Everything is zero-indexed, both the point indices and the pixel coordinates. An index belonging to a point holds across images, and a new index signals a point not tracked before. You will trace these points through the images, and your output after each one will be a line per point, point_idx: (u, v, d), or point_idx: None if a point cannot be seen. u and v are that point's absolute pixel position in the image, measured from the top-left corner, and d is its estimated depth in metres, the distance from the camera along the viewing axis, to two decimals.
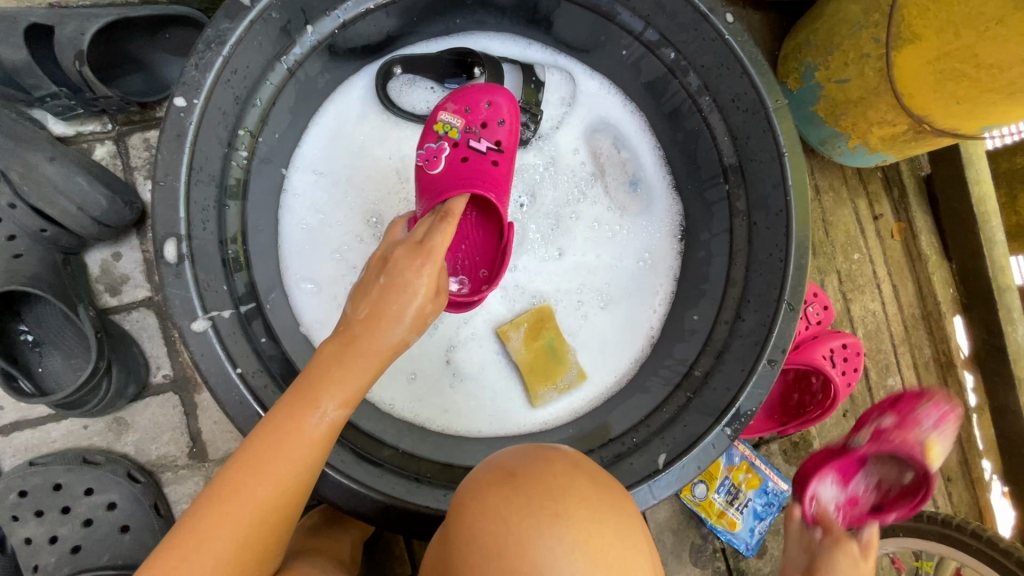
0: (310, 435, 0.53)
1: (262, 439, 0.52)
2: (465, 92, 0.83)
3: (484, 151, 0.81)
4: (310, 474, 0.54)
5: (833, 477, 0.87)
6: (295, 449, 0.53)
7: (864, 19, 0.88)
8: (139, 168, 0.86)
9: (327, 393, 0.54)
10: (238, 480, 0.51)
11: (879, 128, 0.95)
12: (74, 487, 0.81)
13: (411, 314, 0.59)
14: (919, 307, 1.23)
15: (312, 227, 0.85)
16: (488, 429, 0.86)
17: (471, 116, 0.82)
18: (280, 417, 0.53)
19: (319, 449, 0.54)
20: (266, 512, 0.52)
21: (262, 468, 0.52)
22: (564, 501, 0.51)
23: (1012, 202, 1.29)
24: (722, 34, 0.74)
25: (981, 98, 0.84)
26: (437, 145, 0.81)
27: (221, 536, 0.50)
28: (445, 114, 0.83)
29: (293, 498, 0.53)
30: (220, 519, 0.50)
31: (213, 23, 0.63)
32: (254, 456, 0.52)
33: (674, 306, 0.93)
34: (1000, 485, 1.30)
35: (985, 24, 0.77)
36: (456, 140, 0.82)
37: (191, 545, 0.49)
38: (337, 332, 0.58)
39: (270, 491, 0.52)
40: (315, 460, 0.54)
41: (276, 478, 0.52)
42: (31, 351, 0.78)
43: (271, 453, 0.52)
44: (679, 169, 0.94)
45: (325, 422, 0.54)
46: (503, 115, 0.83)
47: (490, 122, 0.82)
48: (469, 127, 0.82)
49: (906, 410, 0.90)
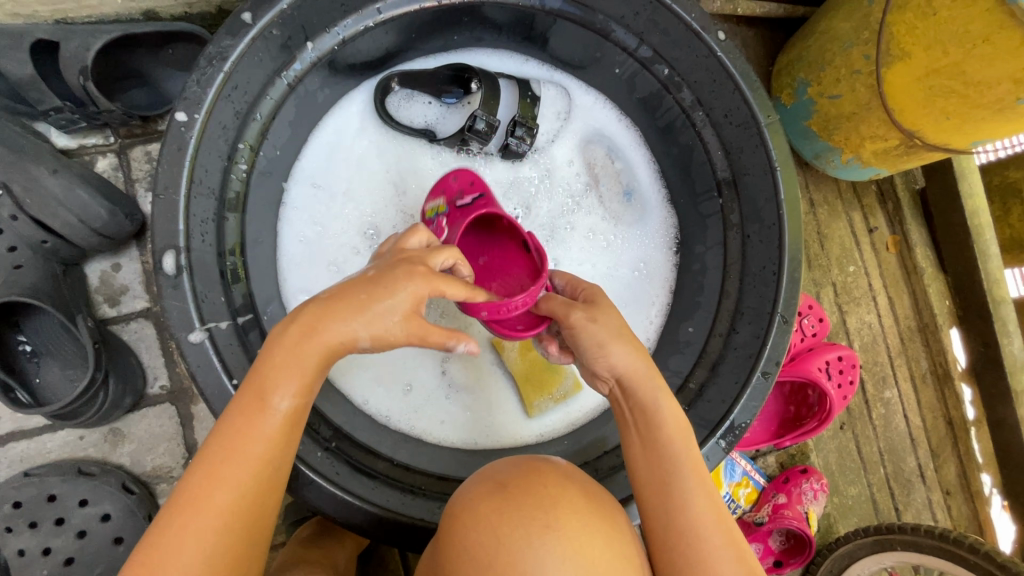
0: (263, 432, 0.51)
1: (215, 442, 0.50)
2: (439, 181, 0.86)
3: (472, 202, 0.80)
4: (271, 472, 0.51)
5: (757, 544, 1.05)
6: (257, 445, 0.51)
7: (855, 36, 0.90)
8: (140, 180, 0.88)
9: (280, 383, 0.51)
10: (195, 488, 0.49)
11: (871, 142, 0.97)
12: (69, 498, 0.80)
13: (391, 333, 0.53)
14: (914, 319, 1.24)
15: (310, 238, 0.86)
16: (484, 440, 0.86)
17: (448, 193, 0.83)
18: (232, 416, 0.51)
19: (276, 445, 0.52)
20: (230, 517, 0.49)
21: (217, 472, 0.49)
22: (557, 515, 0.51)
23: (1006, 215, 1.30)
24: (714, 51, 0.76)
25: (971, 114, 0.85)
26: (436, 221, 0.79)
27: (186, 547, 0.47)
28: (431, 203, 0.84)
29: (264, 500, 0.51)
30: (182, 529, 0.48)
31: (216, 40, 0.64)
32: (209, 459, 0.50)
33: (670, 318, 0.95)
34: (999, 499, 1.29)
35: (972, 41, 0.78)
36: (447, 211, 0.80)
37: (157, 556, 0.47)
38: (312, 320, 0.52)
39: (229, 495, 0.49)
40: (274, 456, 0.51)
41: (234, 481, 0.49)
42: (30, 361, 0.78)
43: (225, 455, 0.50)
44: (673, 182, 0.95)
45: (277, 416, 0.51)
46: (471, 176, 0.84)
47: (466, 187, 0.83)
48: (453, 199, 0.82)
49: (783, 480, 1.05)
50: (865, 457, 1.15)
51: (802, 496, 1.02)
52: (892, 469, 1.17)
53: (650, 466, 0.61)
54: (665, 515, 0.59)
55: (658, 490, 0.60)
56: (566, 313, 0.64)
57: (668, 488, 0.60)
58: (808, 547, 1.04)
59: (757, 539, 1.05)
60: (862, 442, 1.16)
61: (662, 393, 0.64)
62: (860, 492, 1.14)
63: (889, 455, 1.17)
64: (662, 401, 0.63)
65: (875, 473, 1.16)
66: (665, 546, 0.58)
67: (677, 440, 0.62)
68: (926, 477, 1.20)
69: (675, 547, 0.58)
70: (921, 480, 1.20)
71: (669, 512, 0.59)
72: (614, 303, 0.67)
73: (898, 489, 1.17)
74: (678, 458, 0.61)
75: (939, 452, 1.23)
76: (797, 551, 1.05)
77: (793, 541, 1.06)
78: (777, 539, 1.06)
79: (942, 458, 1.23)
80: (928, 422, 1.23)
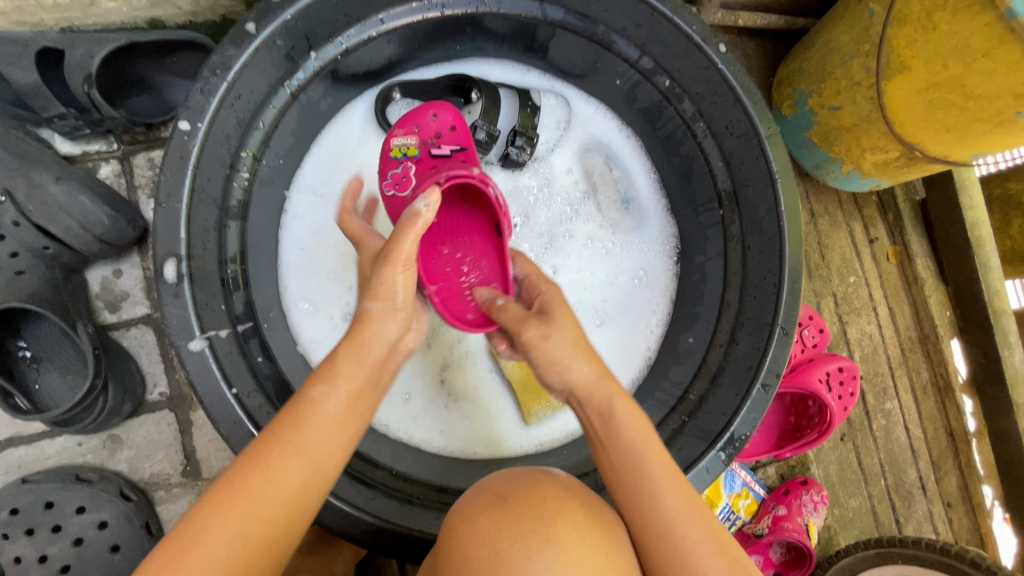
0: (315, 433, 0.54)
1: (268, 439, 0.53)
2: (408, 114, 0.84)
3: (447, 155, 0.82)
4: (320, 476, 0.53)
5: (758, 555, 1.06)
6: (306, 442, 0.53)
7: (855, 49, 0.90)
8: (143, 187, 0.88)
9: (337, 379, 0.56)
10: (243, 479, 0.50)
11: (871, 154, 0.97)
12: (66, 505, 0.80)
13: (385, 284, 0.60)
14: (915, 330, 1.23)
15: (311, 246, 0.86)
16: (483, 450, 0.86)
17: (423, 132, 0.83)
18: (289, 416, 0.54)
19: (326, 450, 0.54)
20: (271, 513, 0.50)
21: (267, 465, 0.51)
22: (555, 529, 0.50)
23: (1006, 227, 1.30)
24: (715, 64, 0.76)
25: (971, 127, 0.85)
26: (402, 169, 0.82)
27: (226, 536, 0.48)
28: (397, 138, 0.83)
29: (303, 502, 0.52)
30: (225, 517, 0.49)
31: (220, 49, 0.64)
32: (261, 453, 0.52)
33: (670, 327, 0.94)
34: (1001, 512, 1.28)
35: (972, 55, 0.78)
36: (417, 156, 0.82)
37: (195, 542, 0.47)
38: (348, 330, 0.60)
39: (276, 490, 0.51)
40: (324, 460, 0.54)
41: (282, 477, 0.51)
42: (30, 367, 0.78)
43: (277, 451, 0.52)
44: (673, 191, 0.95)
45: (331, 423, 0.55)
46: (451, 120, 0.84)
47: (442, 132, 0.84)
48: (426, 142, 0.83)
49: (782, 490, 1.05)
50: (865, 469, 1.15)
51: (801, 507, 1.01)
52: (893, 481, 1.17)
53: (619, 474, 0.59)
54: (642, 523, 0.57)
55: (634, 498, 0.58)
56: (520, 328, 0.63)
57: (643, 492, 0.58)
58: (809, 557, 1.04)
59: (758, 550, 1.05)
60: (862, 453, 1.15)
61: (617, 395, 0.62)
62: (860, 504, 1.14)
63: (890, 467, 1.17)
64: (617, 405, 0.61)
65: (876, 485, 1.15)
66: (648, 555, 0.56)
67: (642, 440, 0.60)
68: (927, 489, 1.20)
69: (658, 554, 0.56)
70: (923, 492, 1.19)
71: (647, 516, 0.57)
72: (569, 313, 0.66)
73: (899, 501, 1.16)
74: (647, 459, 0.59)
75: (940, 464, 1.22)
76: (799, 564, 1.05)
77: (794, 552, 1.05)
78: (779, 549, 1.06)
79: (943, 470, 1.22)
80: (929, 434, 1.22)
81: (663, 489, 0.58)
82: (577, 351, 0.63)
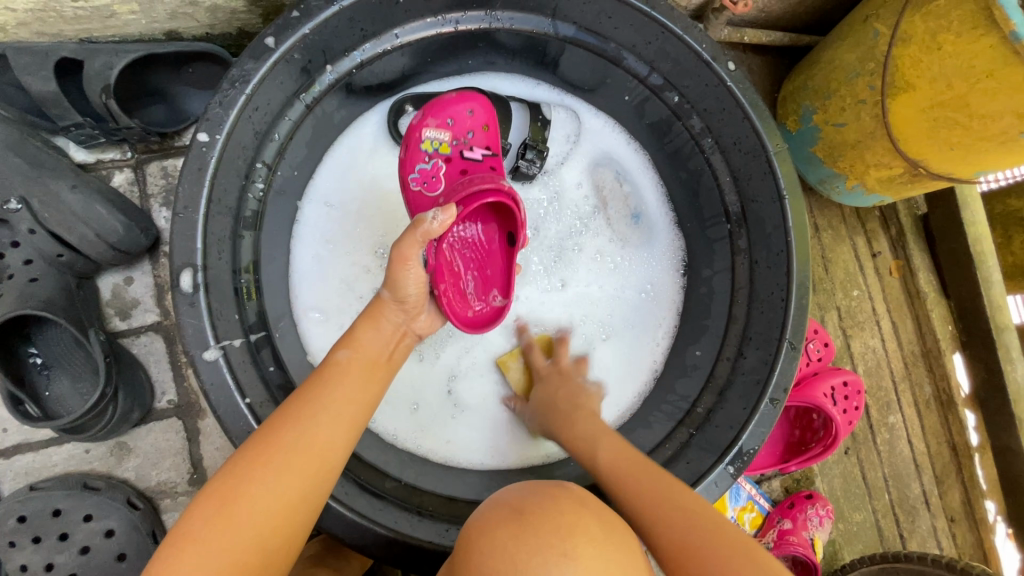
0: (339, 385, 0.60)
1: (298, 394, 0.59)
2: (441, 104, 0.83)
3: (479, 159, 0.84)
4: (347, 426, 0.58)
5: None
6: (333, 398, 0.59)
7: (860, 67, 0.92)
8: (155, 196, 0.89)
9: (356, 346, 0.64)
10: (274, 426, 0.56)
11: (876, 170, 0.98)
12: (73, 513, 0.80)
13: (395, 279, 0.66)
14: (918, 344, 1.24)
15: (322, 256, 0.87)
16: (489, 461, 0.86)
17: (457, 128, 0.83)
18: (314, 375, 0.61)
19: (348, 399, 0.60)
20: (301, 455, 0.55)
21: (294, 411, 0.57)
22: (572, 542, 0.51)
23: (1008, 242, 1.31)
24: (724, 81, 0.77)
25: (975, 146, 0.86)
26: (431, 165, 0.82)
27: (263, 475, 0.53)
28: (429, 130, 0.82)
29: (331, 449, 0.57)
30: (260, 459, 0.54)
31: (239, 63, 0.65)
32: (289, 405, 0.58)
33: (676, 340, 0.95)
34: (1004, 527, 1.28)
35: (977, 75, 0.79)
36: (448, 154, 0.83)
37: (236, 481, 0.53)
38: (364, 310, 0.67)
39: (305, 433, 0.56)
40: (348, 408, 0.59)
41: (310, 422, 0.57)
42: (40, 373, 0.78)
43: (303, 401, 0.58)
44: (680, 205, 0.96)
45: (350, 375, 0.61)
46: (485, 120, 0.85)
47: (475, 130, 0.85)
48: (458, 139, 0.84)
49: (786, 503, 1.05)
50: (869, 483, 1.15)
51: (807, 522, 1.02)
52: (897, 496, 1.17)
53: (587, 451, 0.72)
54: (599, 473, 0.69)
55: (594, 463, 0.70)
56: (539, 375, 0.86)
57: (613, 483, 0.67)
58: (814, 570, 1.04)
59: None
60: (866, 467, 1.15)
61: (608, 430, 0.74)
62: (864, 518, 1.14)
63: (893, 481, 1.17)
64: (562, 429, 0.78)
65: (880, 499, 1.15)
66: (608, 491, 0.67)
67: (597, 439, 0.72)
68: (930, 504, 1.20)
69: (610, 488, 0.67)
70: (926, 507, 1.19)
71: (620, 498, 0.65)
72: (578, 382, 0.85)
73: (903, 515, 1.17)
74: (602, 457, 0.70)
75: (943, 479, 1.22)
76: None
77: (799, 565, 1.06)
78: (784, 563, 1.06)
79: (946, 485, 1.23)
80: (932, 448, 1.22)
81: (623, 476, 0.66)
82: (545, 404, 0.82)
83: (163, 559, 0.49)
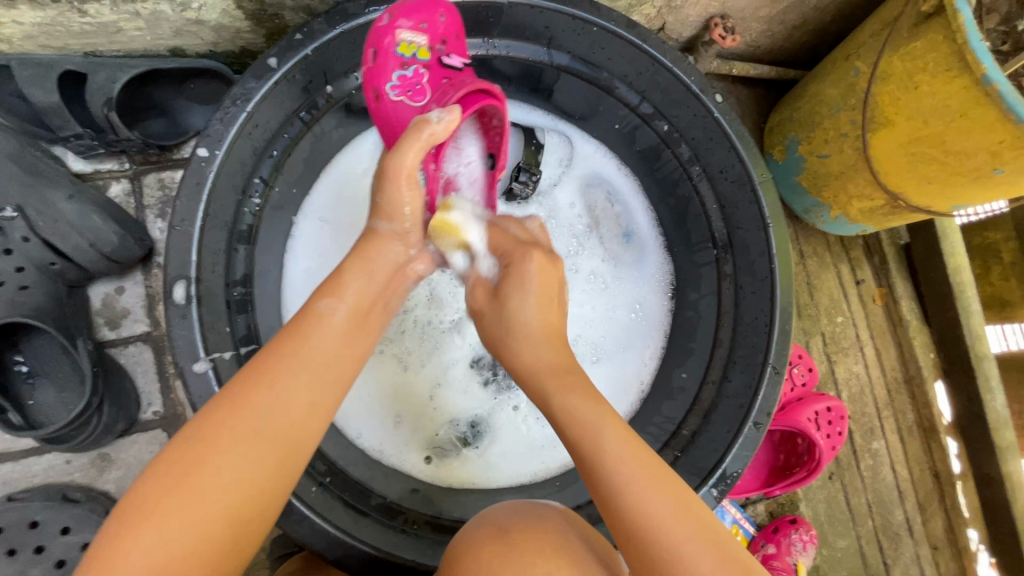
0: (318, 343, 0.57)
1: (274, 351, 0.55)
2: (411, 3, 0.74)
3: (460, 68, 0.79)
4: (324, 387, 0.56)
5: None
6: (310, 358, 0.56)
7: (842, 102, 0.95)
8: (151, 207, 0.90)
9: (344, 295, 0.60)
10: (243, 391, 0.53)
11: (858, 201, 1.02)
12: (51, 526, 0.78)
13: (392, 205, 0.65)
14: (900, 371, 1.26)
15: (314, 270, 0.88)
16: (475, 477, 0.86)
17: (432, 33, 0.76)
18: (290, 331, 0.57)
19: (326, 359, 0.57)
20: (273, 421, 0.52)
21: (268, 374, 0.54)
22: (557, 560, 0.51)
23: (986, 273, 1.34)
24: (712, 112, 0.80)
25: (951, 180, 0.89)
26: (411, 73, 0.76)
27: (230, 442, 0.50)
28: (405, 32, 0.74)
29: (308, 416, 0.54)
30: (228, 425, 0.51)
31: (241, 82, 0.67)
32: (263, 368, 0.54)
33: (663, 362, 0.97)
34: (987, 556, 1.29)
35: (951, 115, 0.82)
36: (427, 61, 0.77)
37: (199, 450, 0.50)
38: (356, 247, 0.65)
39: (278, 400, 0.53)
40: (326, 370, 0.56)
41: (282, 386, 0.53)
42: (25, 382, 0.78)
43: (279, 361, 0.55)
44: (668, 229, 0.98)
45: (334, 331, 0.58)
46: (457, 27, 0.79)
47: (450, 37, 0.78)
48: (434, 44, 0.77)
49: (770, 527, 1.06)
50: (853, 508, 1.16)
51: (790, 547, 1.02)
52: (881, 522, 1.17)
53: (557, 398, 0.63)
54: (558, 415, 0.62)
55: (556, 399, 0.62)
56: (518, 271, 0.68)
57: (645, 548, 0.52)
58: None
59: None
60: (850, 493, 1.17)
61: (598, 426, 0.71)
62: (849, 544, 1.15)
63: (877, 507, 1.18)
64: (555, 378, 0.63)
65: (864, 525, 1.16)
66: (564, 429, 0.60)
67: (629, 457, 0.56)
68: (913, 530, 1.21)
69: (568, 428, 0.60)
70: (910, 534, 1.20)
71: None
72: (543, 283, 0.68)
73: (886, 542, 1.17)
74: (636, 500, 0.54)
75: (925, 506, 1.23)
76: None
77: None
78: None
79: (929, 512, 1.24)
80: (915, 475, 1.23)
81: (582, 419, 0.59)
82: (539, 332, 0.66)
83: (119, 530, 0.47)
